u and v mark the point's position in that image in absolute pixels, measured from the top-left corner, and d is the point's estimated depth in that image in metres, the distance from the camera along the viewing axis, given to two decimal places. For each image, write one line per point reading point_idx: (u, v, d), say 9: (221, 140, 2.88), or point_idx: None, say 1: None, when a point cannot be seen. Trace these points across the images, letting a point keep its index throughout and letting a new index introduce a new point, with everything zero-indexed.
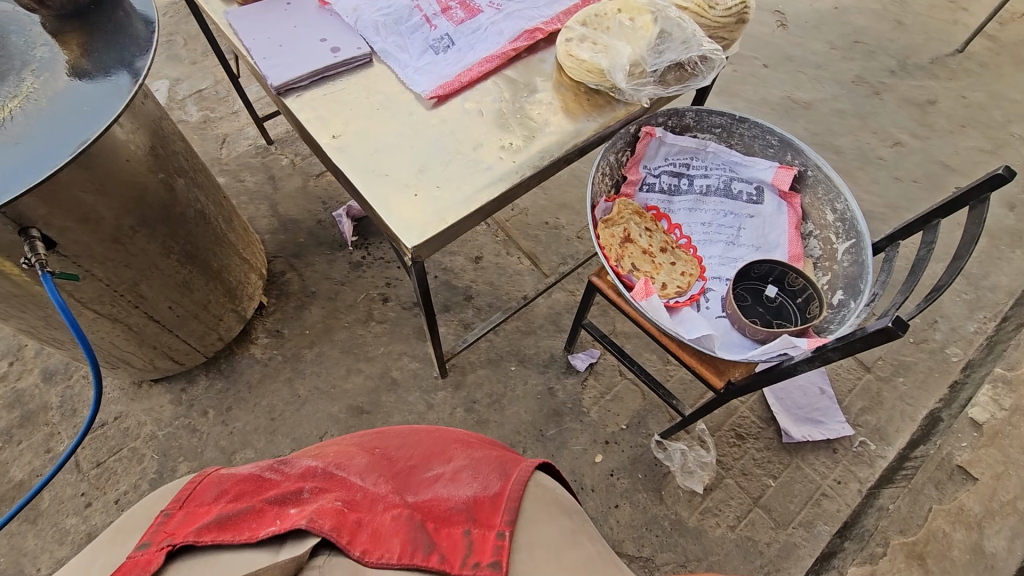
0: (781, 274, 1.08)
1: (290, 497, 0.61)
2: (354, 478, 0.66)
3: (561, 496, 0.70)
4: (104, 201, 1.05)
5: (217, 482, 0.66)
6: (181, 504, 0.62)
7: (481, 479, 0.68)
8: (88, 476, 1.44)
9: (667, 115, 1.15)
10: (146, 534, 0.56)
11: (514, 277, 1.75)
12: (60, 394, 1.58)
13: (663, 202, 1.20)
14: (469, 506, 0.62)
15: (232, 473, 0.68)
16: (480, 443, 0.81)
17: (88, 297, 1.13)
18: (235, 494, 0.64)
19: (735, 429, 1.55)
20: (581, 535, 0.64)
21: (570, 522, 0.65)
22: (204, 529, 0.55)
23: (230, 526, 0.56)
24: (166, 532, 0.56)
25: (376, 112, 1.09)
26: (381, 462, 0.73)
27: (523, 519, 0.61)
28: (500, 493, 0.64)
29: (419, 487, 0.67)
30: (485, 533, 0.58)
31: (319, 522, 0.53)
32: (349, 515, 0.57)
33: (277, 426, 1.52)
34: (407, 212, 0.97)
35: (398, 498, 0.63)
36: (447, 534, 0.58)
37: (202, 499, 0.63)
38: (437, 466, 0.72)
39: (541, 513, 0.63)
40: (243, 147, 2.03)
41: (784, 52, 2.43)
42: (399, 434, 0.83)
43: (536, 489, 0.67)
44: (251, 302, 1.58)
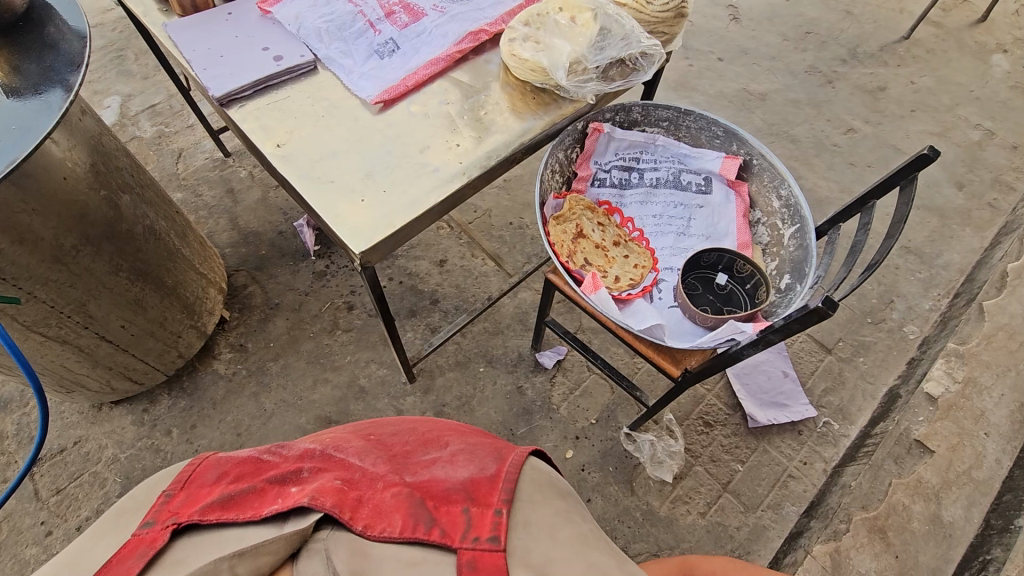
0: (731, 262, 1.10)
1: (290, 477, 0.62)
2: (351, 458, 0.66)
3: (554, 478, 0.70)
4: (41, 221, 1.02)
5: (217, 463, 0.66)
6: (182, 485, 0.62)
7: (477, 461, 0.67)
8: (48, 504, 1.41)
9: (614, 111, 1.16)
10: (150, 514, 0.57)
11: (479, 278, 1.75)
12: (16, 422, 1.54)
13: (614, 196, 1.22)
14: (467, 485, 0.62)
15: (230, 456, 0.68)
16: (474, 431, 0.81)
17: (33, 319, 1.10)
18: (235, 475, 0.64)
19: (703, 417, 1.57)
20: (576, 516, 0.63)
21: (564, 504, 0.65)
22: (207, 509, 0.55)
23: (233, 505, 0.56)
24: (169, 512, 0.57)
25: (321, 119, 1.08)
26: (376, 446, 0.73)
27: (520, 499, 0.61)
28: (497, 474, 0.64)
29: (417, 468, 0.67)
30: (484, 510, 0.58)
31: (320, 499, 0.54)
32: (349, 493, 0.57)
33: (244, 441, 1.50)
34: (353, 218, 0.97)
35: (397, 478, 0.63)
36: (447, 511, 0.57)
37: (203, 480, 0.63)
38: (433, 450, 0.72)
39: (537, 494, 0.63)
40: (200, 161, 2.00)
41: (739, 45, 2.48)
42: (394, 422, 0.82)
43: (532, 471, 0.67)
44: (211, 317, 1.55)
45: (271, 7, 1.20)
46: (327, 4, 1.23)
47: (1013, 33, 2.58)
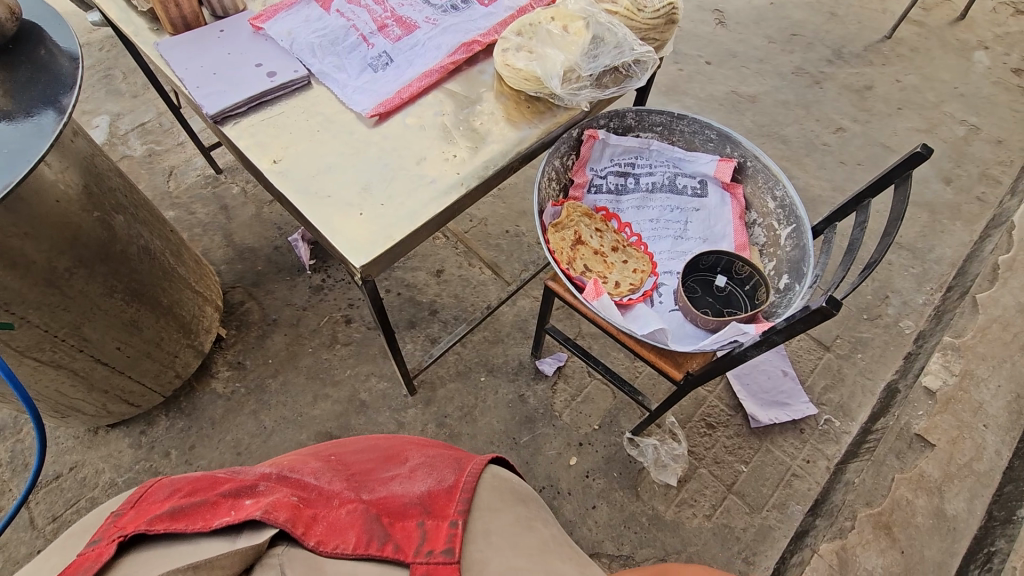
0: (729, 264, 1.11)
1: (244, 491, 0.63)
2: (309, 478, 0.69)
3: (512, 484, 0.80)
4: (33, 244, 1.00)
5: (170, 483, 0.68)
6: (133, 504, 0.64)
7: (436, 475, 0.75)
8: (44, 532, 1.38)
9: (608, 117, 1.17)
10: (97, 532, 0.58)
11: (477, 287, 1.75)
12: (9, 449, 1.51)
13: (611, 202, 1.22)
14: (424, 500, 0.68)
15: (183, 476, 0.70)
16: (433, 445, 0.89)
17: (26, 345, 1.08)
18: (188, 491, 0.65)
19: (705, 419, 1.58)
20: (528, 522, 0.74)
21: (521, 511, 0.75)
22: (156, 519, 0.57)
23: (183, 515, 0.58)
24: (117, 527, 0.58)
25: (317, 134, 1.08)
26: (337, 466, 0.77)
27: (476, 509, 0.69)
28: (454, 487, 0.72)
29: (376, 485, 0.72)
30: (439, 523, 0.63)
31: (274, 514, 0.56)
32: (304, 510, 0.60)
33: (244, 460, 1.48)
34: (352, 232, 0.96)
35: (354, 496, 0.67)
36: (402, 527, 0.62)
37: (155, 497, 0.65)
38: (393, 468, 0.77)
39: (495, 503, 0.72)
40: (192, 178, 1.99)
41: (727, 49, 2.51)
42: (357, 442, 0.88)
43: (490, 481, 0.76)
44: (208, 335, 1.54)
45: (263, 24, 1.20)
46: (320, 19, 1.23)
47: (994, 31, 2.63)
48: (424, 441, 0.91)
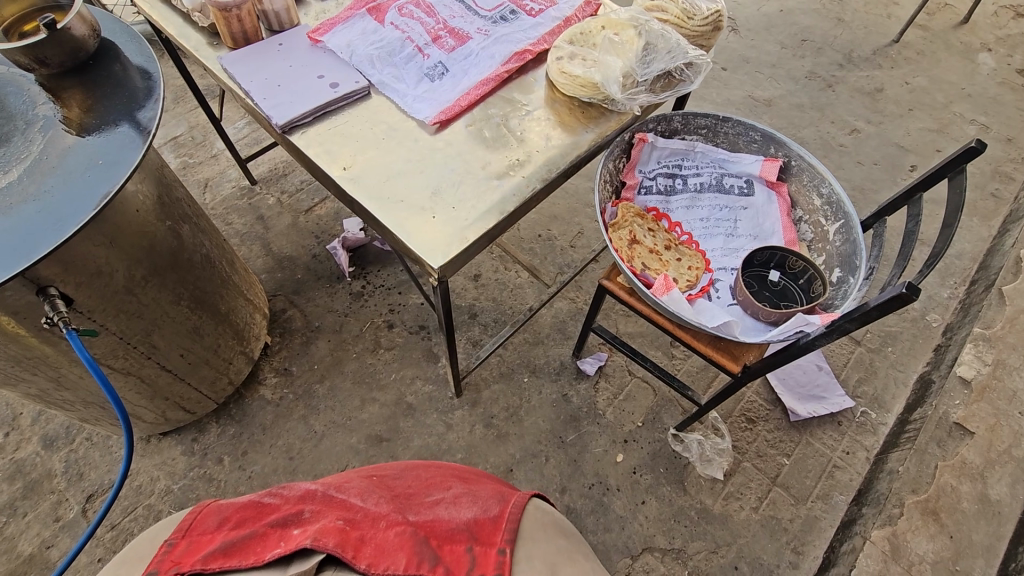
0: (782, 259, 1.15)
1: (292, 519, 0.64)
2: (355, 500, 0.69)
3: (558, 519, 0.76)
4: (116, 254, 1.04)
5: (218, 510, 0.67)
6: (184, 534, 0.63)
7: (480, 504, 0.73)
8: (104, 540, 1.39)
9: (657, 121, 1.21)
10: (153, 563, 0.57)
11: (515, 290, 1.79)
12: (64, 460, 1.53)
13: (661, 202, 1.26)
14: (471, 526, 0.67)
15: (231, 501, 0.70)
16: (472, 477, 0.88)
17: (104, 352, 1.12)
18: (237, 521, 0.65)
19: (745, 414, 1.61)
20: (577, 554, 0.69)
21: (567, 543, 0.70)
22: (210, 557, 0.57)
23: (236, 551, 0.58)
24: (172, 561, 0.57)
25: (383, 141, 1.12)
26: (381, 487, 0.77)
27: (522, 538, 0.66)
28: (499, 516, 0.70)
29: (420, 508, 0.72)
30: (487, 549, 0.63)
31: (322, 540, 0.57)
32: (351, 533, 0.61)
33: (297, 465, 1.50)
34: (428, 234, 0.99)
35: (399, 517, 0.67)
36: (451, 550, 0.63)
37: (205, 527, 0.64)
38: (437, 492, 0.78)
39: (539, 533, 0.68)
40: (227, 189, 2.02)
41: (741, 55, 2.58)
42: (397, 467, 0.88)
43: (535, 511, 0.73)
44: (257, 342, 1.58)
45: (321, 37, 1.24)
46: (375, 31, 1.27)
47: (996, 33, 2.71)
48: (464, 471, 0.92)
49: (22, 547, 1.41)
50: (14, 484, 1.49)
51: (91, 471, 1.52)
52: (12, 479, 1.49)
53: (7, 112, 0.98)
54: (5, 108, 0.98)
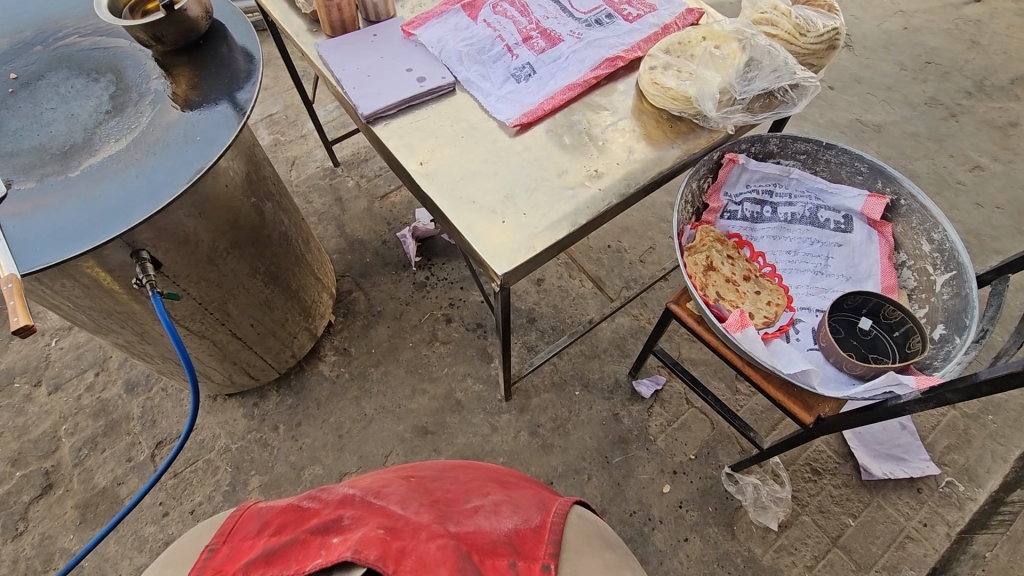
0: (877, 306, 1.04)
1: (332, 525, 0.63)
2: (394, 508, 0.68)
3: (602, 528, 0.74)
4: (204, 225, 1.10)
5: (259, 514, 0.70)
6: (225, 539, 0.65)
7: (521, 513, 0.72)
8: (166, 486, 1.49)
9: (750, 142, 1.13)
10: (195, 572, 0.59)
11: (577, 300, 1.75)
12: (141, 405, 1.66)
13: (745, 229, 1.18)
14: (512, 538, 0.66)
15: (271, 506, 0.72)
16: (511, 480, 0.86)
17: (184, 314, 1.19)
18: (277, 525, 0.67)
19: (810, 464, 1.49)
20: (625, 567, 0.66)
21: (614, 555, 0.68)
22: (251, 566, 0.58)
23: (276, 559, 0.58)
24: (214, 569, 0.59)
25: (461, 140, 1.11)
26: (419, 490, 0.76)
27: (566, 552, 0.65)
28: (541, 526, 0.68)
29: (461, 517, 0.69)
30: (530, 565, 0.62)
31: (364, 553, 0.55)
32: (392, 544, 0.58)
33: (345, 443, 1.54)
34: (496, 238, 0.98)
35: (440, 528, 0.65)
36: (494, 566, 0.60)
37: (245, 533, 0.66)
38: (476, 499, 0.75)
39: (585, 546, 0.67)
40: (312, 169, 2.11)
41: (852, 74, 2.38)
42: (434, 467, 0.87)
43: (578, 520, 0.72)
44: (322, 320, 1.63)
45: (414, 30, 1.25)
46: (467, 28, 1.27)
47: None
48: (504, 473, 0.89)
49: (98, 480, 1.54)
50: (98, 421, 1.63)
51: (163, 419, 1.64)
52: (97, 416, 1.63)
53: (124, 84, 1.06)
54: (124, 80, 1.06)
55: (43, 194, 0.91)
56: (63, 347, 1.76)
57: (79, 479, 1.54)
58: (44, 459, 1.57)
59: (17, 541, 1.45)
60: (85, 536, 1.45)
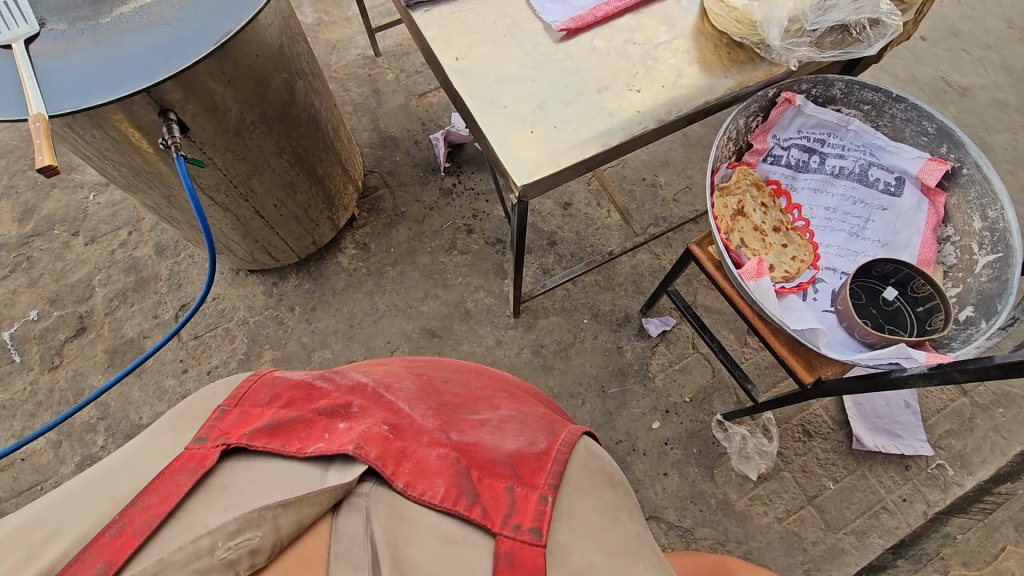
0: (907, 278, 0.99)
1: (339, 411, 0.60)
2: (401, 404, 0.66)
3: (608, 465, 0.69)
4: (232, 94, 1.08)
5: (272, 383, 0.62)
6: (236, 402, 0.58)
7: (527, 434, 0.68)
8: (187, 346, 1.60)
9: (812, 83, 1.03)
10: (202, 428, 0.54)
11: (601, 230, 1.71)
12: (169, 268, 1.73)
13: (786, 177, 1.11)
14: (512, 461, 0.62)
15: (287, 377, 0.64)
16: (522, 394, 0.83)
17: (208, 183, 1.20)
18: (288, 400, 0.60)
19: (803, 425, 1.49)
20: (622, 512, 0.62)
21: (612, 496, 0.64)
22: (257, 433, 0.53)
23: (281, 433, 0.55)
24: (221, 430, 0.54)
25: (502, 39, 1.05)
26: (428, 392, 0.75)
27: (565, 485, 0.60)
28: (546, 452, 0.64)
29: (464, 428, 0.69)
30: (528, 493, 0.57)
31: (365, 450, 0.52)
32: (394, 443, 0.56)
33: (354, 333, 1.60)
34: (521, 148, 0.94)
35: (443, 435, 0.63)
36: (490, 486, 0.57)
37: (257, 399, 0.59)
38: (483, 411, 0.75)
39: (585, 482, 0.62)
40: (352, 56, 2.03)
41: (950, 25, 2.13)
42: (447, 367, 0.85)
43: (584, 454, 0.66)
44: (345, 213, 1.65)
45: None
46: None
47: None
48: (518, 386, 0.88)
49: (127, 330, 1.64)
50: (129, 276, 1.72)
51: (188, 284, 1.71)
52: (128, 272, 1.72)
53: None
54: None
55: (74, 37, 0.90)
56: (101, 203, 1.83)
57: (110, 327, 1.65)
58: (80, 304, 1.67)
59: (53, 373, 1.59)
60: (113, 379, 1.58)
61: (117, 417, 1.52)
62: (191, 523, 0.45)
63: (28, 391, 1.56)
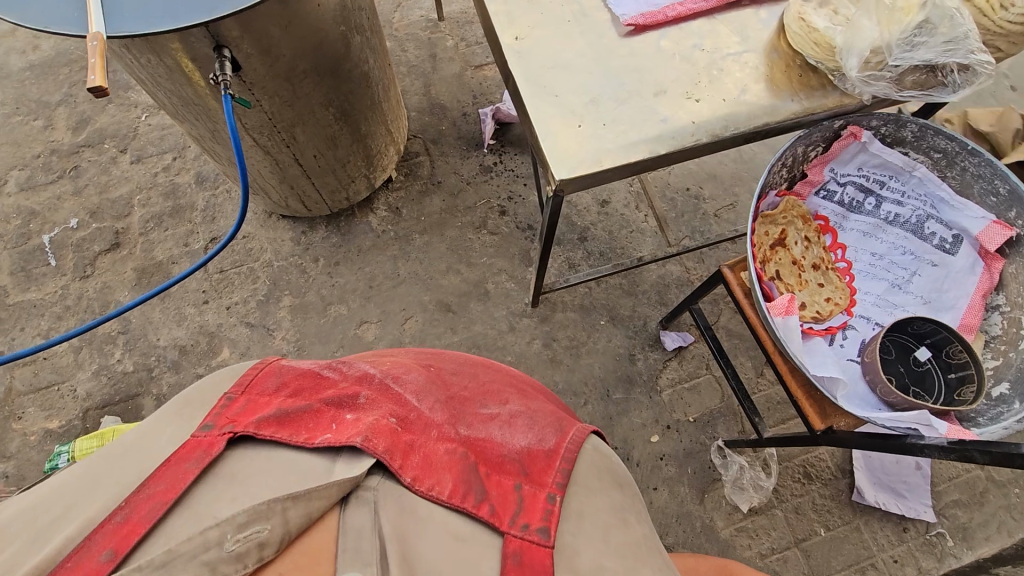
0: (944, 341, 0.93)
1: (346, 401, 0.59)
2: (410, 395, 0.63)
3: (615, 465, 0.68)
4: (288, 39, 1.07)
5: (278, 372, 0.64)
6: (243, 390, 0.59)
7: (536, 430, 0.66)
8: (211, 278, 1.63)
9: (883, 120, 0.97)
10: (209, 416, 0.55)
11: (635, 233, 1.67)
12: (206, 199, 1.76)
13: (836, 215, 1.06)
14: (521, 458, 0.61)
15: (294, 366, 0.66)
16: (529, 391, 0.81)
17: (253, 124, 1.21)
18: (295, 389, 0.61)
19: (805, 467, 1.45)
20: (629, 513, 0.61)
21: (620, 497, 0.63)
22: (264, 422, 0.54)
23: (289, 422, 0.55)
24: (228, 418, 0.54)
25: (565, 24, 1.01)
26: (436, 382, 0.70)
27: (573, 485, 0.60)
28: (554, 450, 0.63)
29: (473, 421, 0.65)
30: (536, 492, 0.57)
31: (373, 442, 0.52)
32: (402, 436, 0.55)
33: (372, 294, 1.61)
34: (565, 141, 0.92)
35: (452, 431, 0.61)
36: (498, 483, 0.57)
37: (264, 388, 0.60)
38: (493, 405, 0.70)
39: (593, 481, 0.62)
40: (415, 16, 2.01)
41: None
42: (455, 360, 0.81)
43: (592, 453, 0.66)
44: (383, 174, 1.65)
45: None
46: None
47: None
48: (523, 381, 0.86)
49: (157, 253, 1.68)
50: (167, 201, 1.75)
51: (221, 218, 1.74)
52: (167, 196, 1.76)
53: None
54: None
55: None
56: (151, 125, 1.86)
57: (142, 247, 1.69)
58: (117, 220, 1.72)
59: (83, 282, 1.64)
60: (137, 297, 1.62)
61: (136, 334, 1.56)
62: (198, 511, 0.45)
63: (58, 295, 1.62)
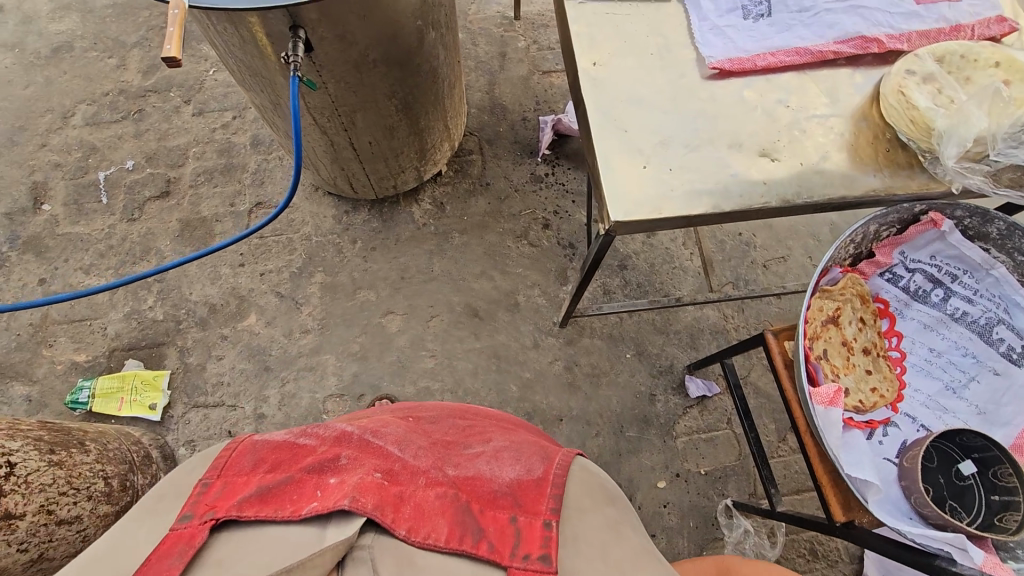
0: (994, 460, 0.86)
1: (328, 464, 0.58)
2: (391, 448, 0.62)
3: (606, 482, 0.67)
4: (363, 28, 1.06)
5: (253, 449, 0.62)
6: (218, 474, 0.58)
7: (523, 462, 0.64)
8: (250, 243, 1.65)
9: (968, 212, 0.90)
10: (186, 506, 0.53)
11: (677, 271, 1.62)
12: (257, 163, 1.77)
13: (899, 300, 1.00)
14: (513, 488, 0.59)
15: (268, 440, 0.64)
16: (510, 428, 0.80)
17: (315, 105, 1.20)
18: (273, 463, 0.60)
19: (812, 543, 1.40)
20: (624, 527, 0.60)
21: (614, 513, 0.61)
22: (246, 503, 0.53)
23: (272, 497, 0.54)
24: (207, 506, 0.53)
25: (647, 56, 0.97)
26: (417, 434, 0.70)
27: (567, 509, 0.58)
28: (544, 478, 0.61)
29: (460, 462, 0.64)
30: (531, 520, 0.54)
31: (362, 501, 0.51)
32: (390, 489, 0.54)
33: (403, 286, 1.61)
34: (626, 180, 0.87)
35: (440, 474, 0.59)
36: (494, 517, 0.54)
37: (240, 468, 0.59)
38: (476, 445, 0.69)
39: (586, 501, 0.60)
40: (492, 11, 1.98)
41: None
42: (433, 411, 0.82)
43: (581, 474, 0.64)
44: (433, 168, 1.63)
45: None
46: None
47: None
48: (500, 419, 0.85)
49: (202, 208, 1.70)
50: (221, 158, 1.77)
51: (269, 184, 1.75)
52: (221, 154, 1.78)
53: None
54: None
55: None
56: (217, 80, 1.88)
57: (189, 200, 1.71)
58: (171, 169, 1.75)
59: (129, 225, 1.68)
60: (177, 248, 1.65)
61: (171, 285, 1.59)
62: None
63: (104, 233, 1.66)
